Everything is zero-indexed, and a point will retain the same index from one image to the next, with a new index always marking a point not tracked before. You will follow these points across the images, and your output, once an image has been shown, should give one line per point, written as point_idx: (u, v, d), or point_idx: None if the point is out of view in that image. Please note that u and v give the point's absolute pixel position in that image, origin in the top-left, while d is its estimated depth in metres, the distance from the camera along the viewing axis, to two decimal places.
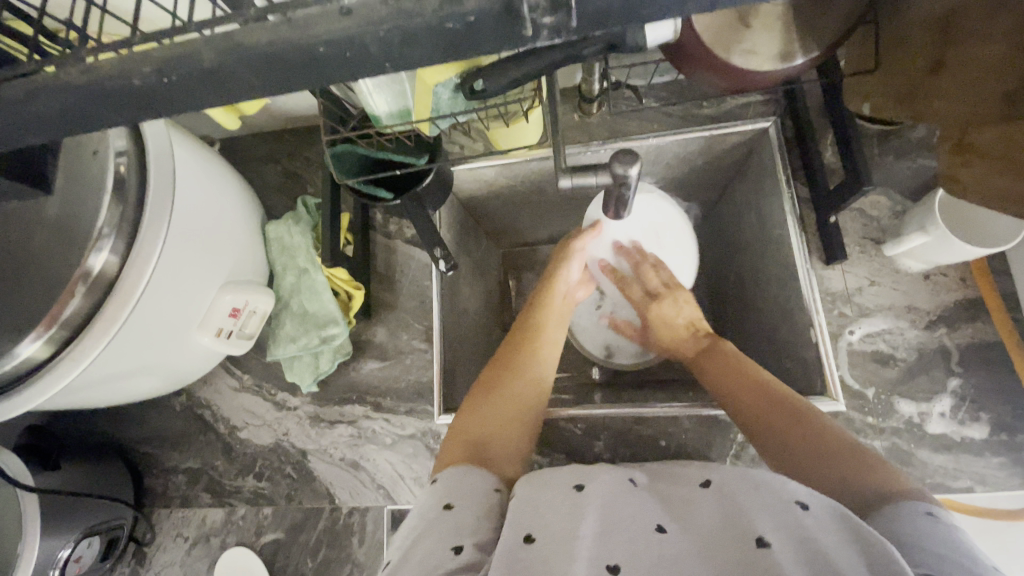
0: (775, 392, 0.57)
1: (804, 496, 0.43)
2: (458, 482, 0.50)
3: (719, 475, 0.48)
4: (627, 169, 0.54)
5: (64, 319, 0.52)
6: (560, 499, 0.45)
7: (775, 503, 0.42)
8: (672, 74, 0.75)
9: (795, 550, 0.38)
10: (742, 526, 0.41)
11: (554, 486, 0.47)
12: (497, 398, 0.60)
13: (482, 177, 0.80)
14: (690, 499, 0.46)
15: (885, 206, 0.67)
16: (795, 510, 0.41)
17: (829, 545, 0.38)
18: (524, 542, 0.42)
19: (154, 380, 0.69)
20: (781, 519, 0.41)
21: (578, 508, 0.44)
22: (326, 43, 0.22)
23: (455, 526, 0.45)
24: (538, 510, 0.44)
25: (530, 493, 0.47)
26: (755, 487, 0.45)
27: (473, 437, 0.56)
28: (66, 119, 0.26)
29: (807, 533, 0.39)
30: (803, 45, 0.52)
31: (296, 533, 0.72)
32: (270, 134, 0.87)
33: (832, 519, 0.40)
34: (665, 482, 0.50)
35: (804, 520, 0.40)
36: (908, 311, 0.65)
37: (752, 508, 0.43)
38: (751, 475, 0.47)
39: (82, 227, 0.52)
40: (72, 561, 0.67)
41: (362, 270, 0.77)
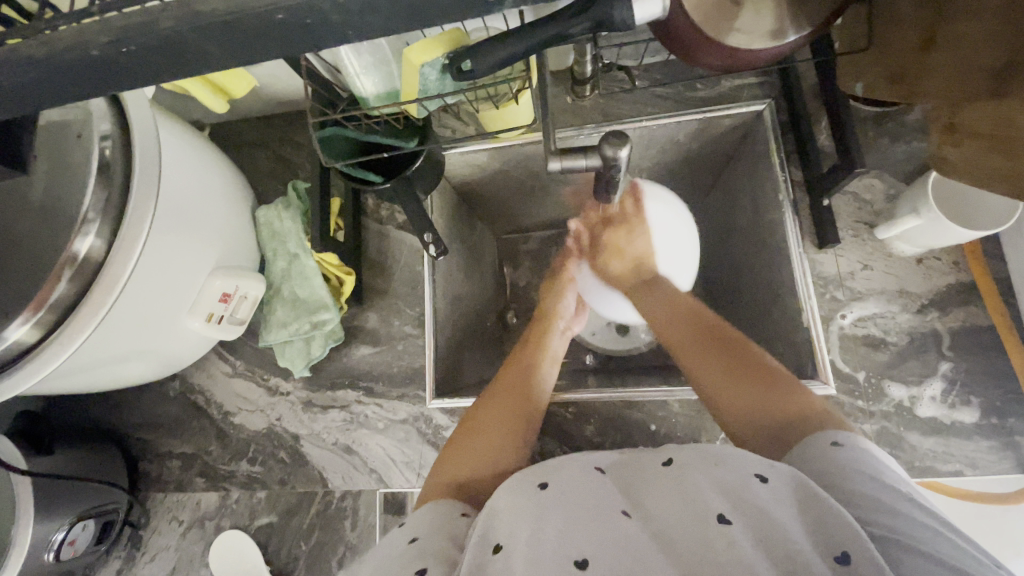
0: (735, 340, 0.60)
1: (762, 469, 0.43)
2: (426, 518, 0.50)
3: (680, 455, 0.49)
4: (616, 151, 0.53)
5: (52, 304, 0.52)
6: (520, 494, 0.46)
7: (735, 482, 0.42)
8: (664, 55, 0.74)
9: (752, 526, 0.38)
10: (701, 508, 0.41)
11: (515, 489, 0.46)
12: (483, 433, 0.60)
13: (474, 162, 0.80)
14: (654, 479, 0.47)
15: (879, 189, 0.67)
16: (751, 482, 0.42)
17: (787, 521, 0.38)
18: (491, 554, 0.41)
19: (145, 364, 0.69)
20: (739, 493, 0.41)
21: (540, 505, 0.44)
22: (284, 8, 0.21)
23: (421, 551, 0.45)
24: (501, 513, 0.44)
25: (496, 497, 0.47)
26: (716, 465, 0.45)
27: (451, 472, 0.56)
28: (27, 92, 0.25)
29: (761, 504, 0.40)
30: (796, 22, 0.51)
31: (289, 516, 0.73)
32: (260, 118, 0.86)
33: (788, 490, 0.41)
34: (630, 467, 0.50)
35: (760, 492, 0.41)
36: (900, 295, 0.64)
37: (709, 489, 0.43)
38: (711, 454, 0.47)
39: (69, 210, 0.52)
40: (66, 544, 0.67)
41: (353, 255, 0.77)
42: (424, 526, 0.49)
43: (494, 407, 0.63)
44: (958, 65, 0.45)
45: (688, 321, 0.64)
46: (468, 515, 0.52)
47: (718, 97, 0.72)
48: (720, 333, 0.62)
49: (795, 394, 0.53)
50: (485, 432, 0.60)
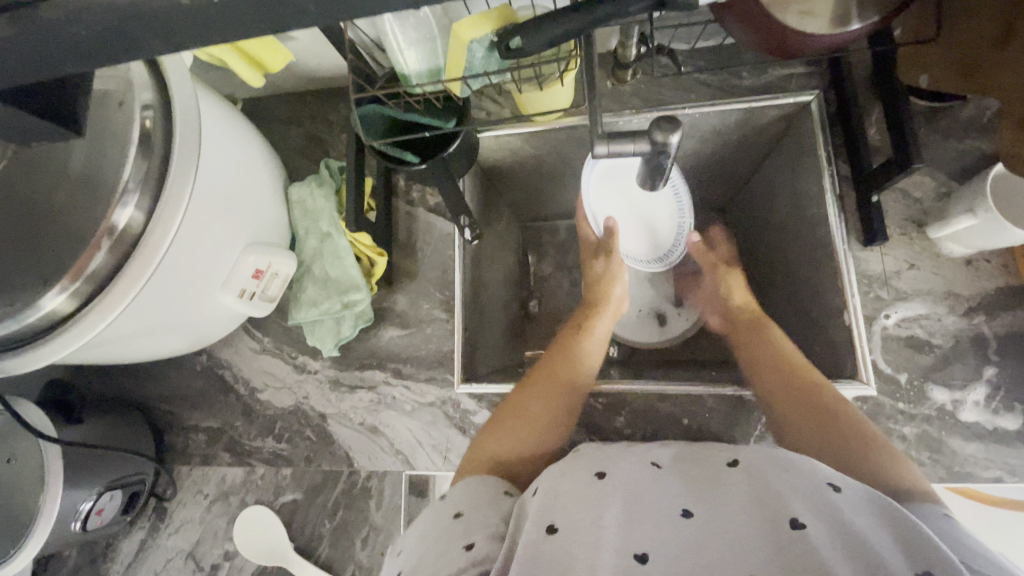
0: (812, 383, 0.59)
1: (834, 479, 0.43)
2: (469, 489, 0.51)
3: (747, 457, 0.47)
4: (666, 137, 0.52)
5: (90, 273, 0.52)
6: (582, 487, 0.45)
7: (809, 489, 0.41)
8: (717, 40, 0.71)
9: (831, 533, 0.37)
10: (775, 510, 0.40)
11: (573, 480, 0.46)
12: (528, 420, 0.59)
13: (509, 146, 0.78)
14: (721, 479, 0.45)
15: (929, 187, 0.65)
16: (827, 490, 0.41)
17: (872, 534, 0.37)
18: (547, 534, 0.41)
19: (176, 338, 0.69)
20: (816, 501, 0.40)
21: (600, 498, 0.43)
22: None
23: (466, 526, 0.46)
24: (560, 500, 0.44)
25: (553, 483, 0.46)
26: (785, 470, 0.44)
27: (495, 450, 0.57)
28: (105, 43, 0.24)
29: (841, 514, 0.39)
30: (862, 8, 0.49)
31: (314, 494, 0.73)
32: (292, 94, 0.85)
33: (865, 502, 0.41)
34: (693, 465, 0.48)
35: (837, 502, 0.40)
36: (947, 297, 0.63)
37: (787, 495, 0.41)
38: (780, 459, 0.46)
39: (109, 179, 0.51)
40: (93, 513, 0.68)
41: (384, 236, 0.76)
42: (469, 501, 0.49)
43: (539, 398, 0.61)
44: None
45: (776, 368, 0.62)
46: (512, 495, 0.53)
47: (765, 86, 0.69)
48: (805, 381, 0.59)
49: (890, 456, 0.51)
50: (528, 421, 0.59)
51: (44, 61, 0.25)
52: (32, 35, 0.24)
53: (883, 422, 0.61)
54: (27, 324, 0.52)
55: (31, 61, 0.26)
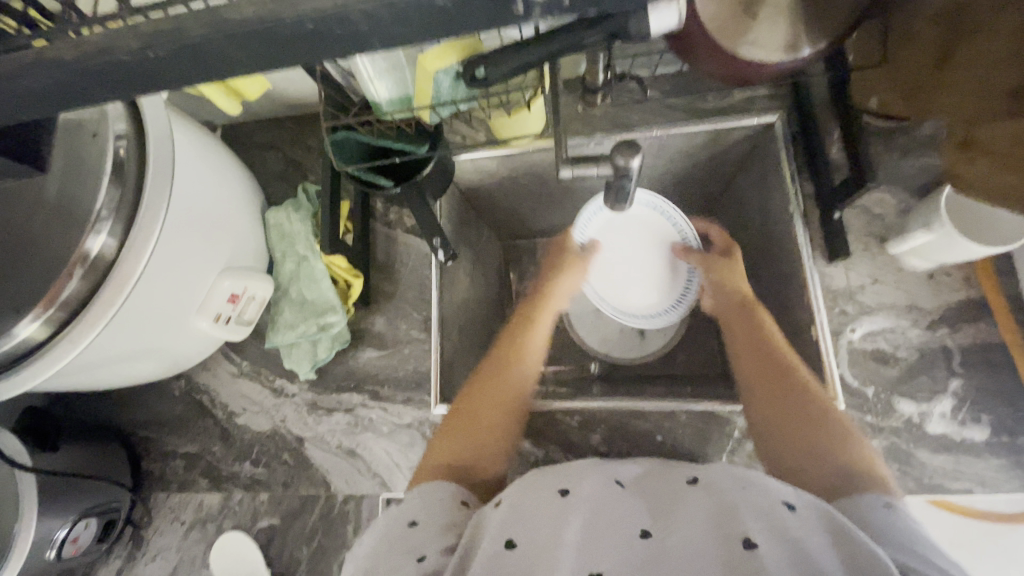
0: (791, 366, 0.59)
1: (791, 497, 0.43)
2: (429, 498, 0.51)
3: (706, 474, 0.48)
4: (628, 161, 0.53)
5: (63, 301, 0.53)
6: (543, 504, 0.46)
7: (765, 507, 0.42)
8: (678, 66, 0.74)
9: (781, 550, 0.38)
10: (729, 527, 0.41)
11: (537, 494, 0.47)
12: (479, 425, 0.60)
13: (484, 169, 0.80)
14: (682, 496, 0.46)
15: (890, 204, 0.66)
16: (781, 510, 0.41)
17: (816, 549, 0.38)
18: (504, 548, 0.42)
19: (153, 364, 0.69)
20: (770, 520, 0.41)
21: (561, 513, 0.45)
22: (313, 18, 0.21)
23: (423, 535, 0.47)
24: (522, 515, 0.44)
25: (515, 497, 0.47)
26: (743, 488, 0.45)
27: (448, 455, 0.58)
28: (56, 94, 0.25)
29: (791, 532, 0.39)
30: (811, 38, 0.51)
31: (291, 519, 0.73)
32: (272, 121, 0.87)
33: (814, 518, 0.41)
34: (657, 483, 0.49)
35: (789, 521, 0.40)
36: (911, 310, 0.64)
37: (744, 511, 0.42)
38: (740, 475, 0.47)
39: (80, 209, 0.52)
40: (68, 543, 0.67)
41: (361, 258, 0.77)
42: (433, 509, 0.50)
43: (477, 403, 0.62)
44: (965, 91, 0.46)
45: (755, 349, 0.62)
46: (469, 505, 0.53)
47: (728, 108, 0.72)
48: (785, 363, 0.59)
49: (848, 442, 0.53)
50: (475, 427, 0.60)
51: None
52: None
53: None
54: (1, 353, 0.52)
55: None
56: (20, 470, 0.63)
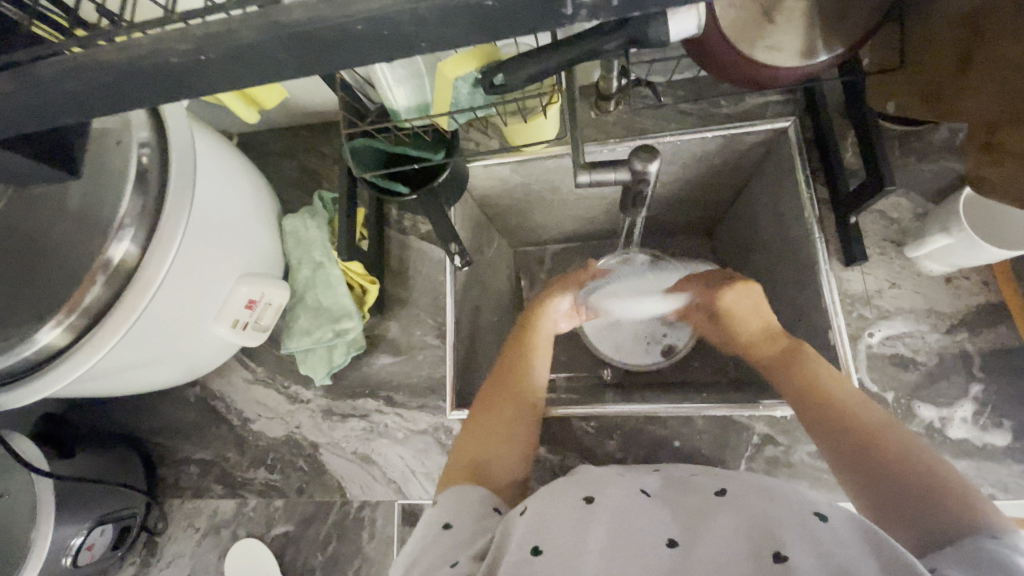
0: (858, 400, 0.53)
1: (824, 510, 0.43)
2: (461, 500, 0.51)
3: (734, 486, 0.48)
4: (646, 166, 0.54)
5: (84, 307, 0.53)
6: (568, 510, 0.46)
7: (793, 520, 0.41)
8: (691, 72, 0.74)
9: (811, 557, 0.38)
10: (760, 541, 0.40)
11: (562, 502, 0.47)
12: (498, 427, 0.60)
13: (498, 175, 0.81)
14: (709, 507, 0.46)
15: (906, 208, 0.66)
16: (812, 522, 0.41)
17: (850, 559, 0.37)
18: (530, 556, 0.42)
19: (171, 369, 0.69)
20: (801, 533, 0.40)
21: (586, 521, 0.44)
22: (364, 19, 0.22)
23: (455, 540, 0.47)
24: (547, 522, 0.44)
25: (538, 504, 0.47)
26: (771, 500, 0.45)
27: (475, 457, 0.58)
28: (102, 97, 0.25)
29: (823, 544, 0.39)
30: (828, 43, 0.51)
31: (306, 525, 0.72)
32: (287, 129, 0.88)
33: (852, 531, 0.40)
34: (682, 494, 0.49)
35: (820, 533, 0.40)
36: (930, 314, 0.64)
37: (775, 526, 0.41)
38: (763, 487, 0.47)
39: (106, 214, 0.53)
40: (83, 549, 0.67)
41: (376, 264, 0.77)
42: (465, 515, 0.50)
43: (497, 405, 0.62)
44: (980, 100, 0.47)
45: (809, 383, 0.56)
46: (500, 511, 0.53)
47: (742, 114, 0.72)
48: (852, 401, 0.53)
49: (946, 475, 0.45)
50: (496, 428, 0.60)
51: (37, 112, 0.26)
52: (34, 91, 0.25)
53: None
54: (22, 356, 0.53)
55: (28, 112, 0.27)
56: (38, 474, 0.63)
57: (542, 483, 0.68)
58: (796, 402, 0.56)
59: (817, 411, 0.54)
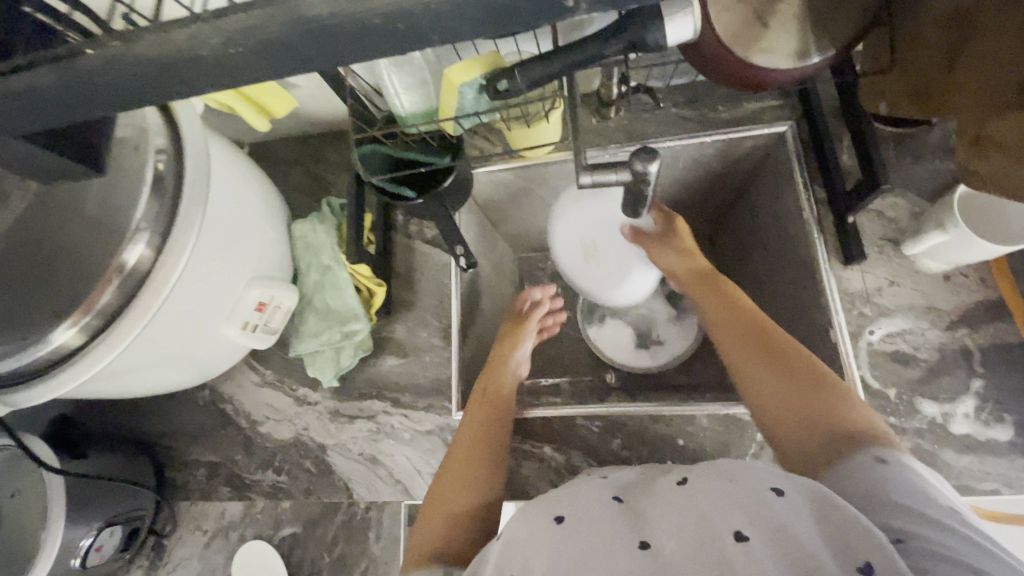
0: (771, 334, 0.59)
1: (778, 483, 0.43)
2: None
3: (695, 474, 0.48)
4: (646, 166, 0.55)
5: (98, 309, 0.55)
6: (537, 531, 0.46)
7: (752, 498, 0.42)
8: (690, 77, 0.76)
9: (769, 541, 0.38)
10: (716, 526, 0.41)
11: (533, 521, 0.48)
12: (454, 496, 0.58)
13: (501, 181, 0.82)
14: (667, 497, 0.46)
15: (903, 208, 0.67)
16: (768, 495, 0.42)
17: (804, 533, 0.39)
18: None
19: (181, 371, 0.70)
20: (760, 510, 0.41)
21: (555, 539, 0.44)
22: (381, 13, 0.23)
23: None
24: (521, 547, 0.45)
25: (513, 532, 0.47)
26: (730, 480, 0.45)
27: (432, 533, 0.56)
28: (136, 84, 0.27)
29: (780, 519, 0.40)
30: (820, 44, 0.53)
31: (313, 526, 0.73)
32: (296, 138, 0.90)
33: (805, 500, 0.41)
34: (645, 491, 0.49)
35: (777, 507, 0.41)
36: (929, 311, 0.64)
37: (728, 508, 0.42)
38: (724, 468, 0.47)
39: (122, 218, 0.55)
40: (93, 550, 0.68)
41: (383, 268, 0.79)
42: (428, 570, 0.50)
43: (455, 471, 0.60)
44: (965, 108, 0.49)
45: (732, 316, 0.63)
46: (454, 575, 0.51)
47: (740, 118, 0.74)
48: (768, 337, 0.58)
49: (845, 398, 0.52)
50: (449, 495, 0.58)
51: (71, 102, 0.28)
52: (81, 83, 0.27)
53: None
54: (38, 356, 0.55)
55: (66, 104, 0.28)
56: (49, 472, 0.64)
57: (548, 481, 0.68)
58: (723, 347, 0.62)
59: (743, 351, 0.59)
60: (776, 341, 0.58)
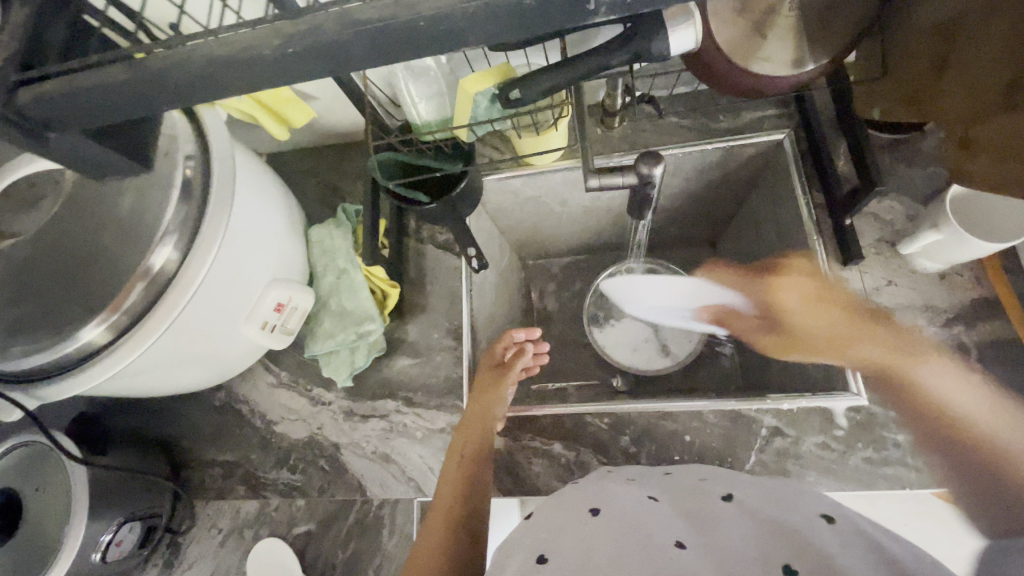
0: (969, 422, 0.60)
1: (832, 515, 0.47)
2: None
3: (741, 493, 0.51)
4: (651, 170, 0.58)
5: (124, 309, 0.58)
6: (577, 520, 0.51)
7: (798, 521, 0.46)
8: (693, 86, 0.80)
9: (806, 556, 0.41)
10: (758, 538, 0.44)
11: (573, 513, 0.53)
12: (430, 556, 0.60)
13: (510, 189, 0.85)
14: (710, 508, 0.50)
15: (898, 211, 0.70)
16: (817, 522, 0.45)
17: (836, 549, 0.41)
18: (540, 561, 0.48)
19: (201, 370, 0.73)
20: (803, 530, 0.44)
21: (592, 528, 0.49)
22: (426, 17, 0.26)
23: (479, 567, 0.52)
24: (558, 537, 0.50)
25: (554, 521, 0.53)
26: (779, 508, 0.48)
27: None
28: (200, 85, 0.29)
29: (819, 536, 0.43)
30: (814, 54, 0.56)
31: (327, 524, 0.74)
32: (312, 149, 0.93)
33: (852, 532, 0.44)
34: (688, 497, 0.52)
35: (822, 530, 0.44)
36: (926, 310, 0.67)
37: (770, 525, 0.45)
38: (771, 496, 0.51)
39: (151, 219, 0.58)
40: (112, 545, 0.69)
41: (397, 272, 0.82)
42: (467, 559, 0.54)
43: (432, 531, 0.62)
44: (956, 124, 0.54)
45: (924, 401, 0.63)
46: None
47: (740, 128, 0.77)
48: (969, 425, 0.60)
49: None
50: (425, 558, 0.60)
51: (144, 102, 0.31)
52: (145, 79, 0.29)
53: (878, 432, 0.64)
54: (64, 353, 0.58)
55: (133, 105, 0.30)
56: (74, 462, 0.66)
57: (558, 477, 0.70)
58: (909, 420, 0.64)
59: (935, 421, 0.62)
60: (987, 431, 0.59)
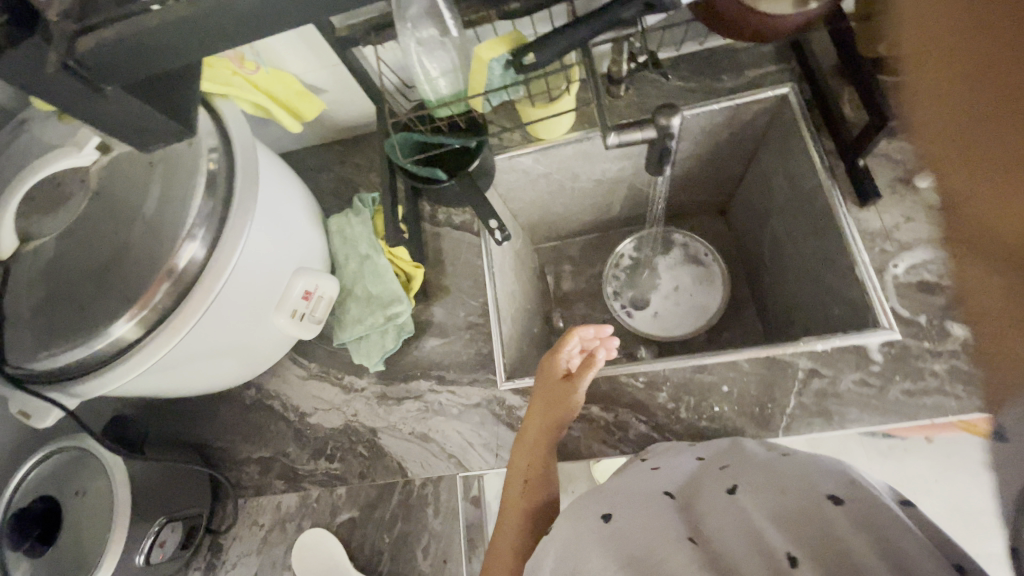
0: None
1: (840, 494, 0.46)
2: None
3: (744, 481, 0.51)
4: (668, 120, 0.59)
5: (154, 305, 0.58)
6: (589, 530, 0.52)
7: (806, 507, 0.45)
8: (699, 42, 0.81)
9: (814, 552, 0.41)
10: (762, 538, 0.44)
11: (584, 523, 0.53)
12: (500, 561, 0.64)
13: (522, 167, 0.86)
14: (715, 501, 0.51)
15: (909, 150, 0.71)
16: (825, 504, 0.45)
17: (849, 540, 0.41)
18: None
19: (230, 364, 0.72)
20: (812, 517, 0.44)
21: (604, 537, 0.50)
22: None
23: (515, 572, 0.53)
24: (571, 553, 0.51)
25: (568, 531, 0.54)
26: (781, 491, 0.48)
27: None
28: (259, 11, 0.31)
29: (831, 527, 0.43)
30: None
31: (370, 509, 0.74)
32: (322, 145, 0.94)
33: (862, 510, 0.43)
34: (699, 485, 0.53)
35: (833, 515, 0.44)
36: (947, 241, 0.68)
37: (776, 516, 0.46)
38: (775, 472, 0.51)
39: (179, 209, 0.58)
40: (156, 546, 0.68)
41: (418, 255, 0.82)
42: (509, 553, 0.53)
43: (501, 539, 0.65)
44: None
45: None
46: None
47: (745, 85, 0.78)
48: None
49: None
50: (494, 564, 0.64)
51: (195, 38, 0.33)
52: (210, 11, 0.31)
53: (914, 363, 0.64)
54: (99, 350, 0.58)
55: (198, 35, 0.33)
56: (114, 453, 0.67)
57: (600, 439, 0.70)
58: None
59: None
60: None
